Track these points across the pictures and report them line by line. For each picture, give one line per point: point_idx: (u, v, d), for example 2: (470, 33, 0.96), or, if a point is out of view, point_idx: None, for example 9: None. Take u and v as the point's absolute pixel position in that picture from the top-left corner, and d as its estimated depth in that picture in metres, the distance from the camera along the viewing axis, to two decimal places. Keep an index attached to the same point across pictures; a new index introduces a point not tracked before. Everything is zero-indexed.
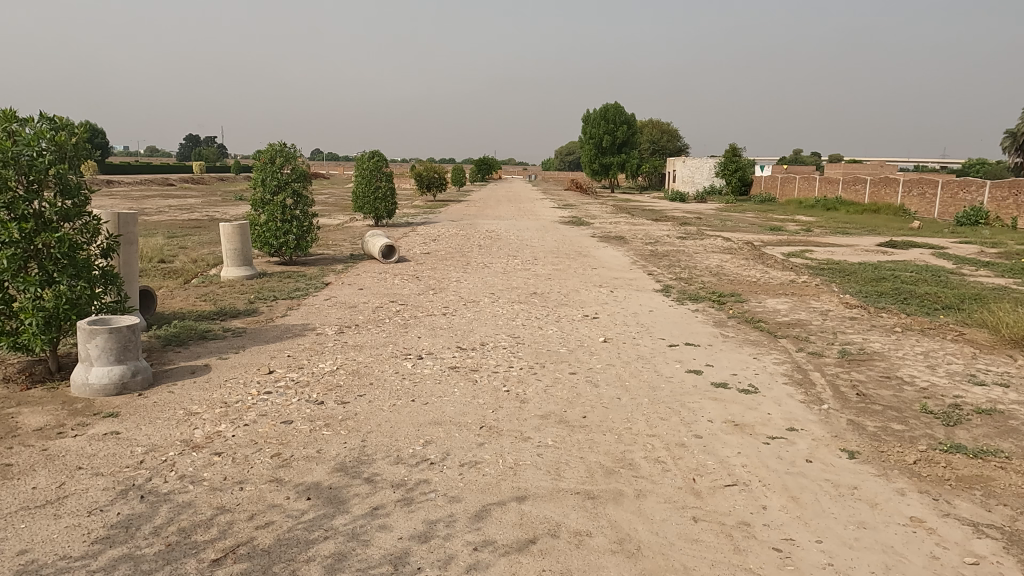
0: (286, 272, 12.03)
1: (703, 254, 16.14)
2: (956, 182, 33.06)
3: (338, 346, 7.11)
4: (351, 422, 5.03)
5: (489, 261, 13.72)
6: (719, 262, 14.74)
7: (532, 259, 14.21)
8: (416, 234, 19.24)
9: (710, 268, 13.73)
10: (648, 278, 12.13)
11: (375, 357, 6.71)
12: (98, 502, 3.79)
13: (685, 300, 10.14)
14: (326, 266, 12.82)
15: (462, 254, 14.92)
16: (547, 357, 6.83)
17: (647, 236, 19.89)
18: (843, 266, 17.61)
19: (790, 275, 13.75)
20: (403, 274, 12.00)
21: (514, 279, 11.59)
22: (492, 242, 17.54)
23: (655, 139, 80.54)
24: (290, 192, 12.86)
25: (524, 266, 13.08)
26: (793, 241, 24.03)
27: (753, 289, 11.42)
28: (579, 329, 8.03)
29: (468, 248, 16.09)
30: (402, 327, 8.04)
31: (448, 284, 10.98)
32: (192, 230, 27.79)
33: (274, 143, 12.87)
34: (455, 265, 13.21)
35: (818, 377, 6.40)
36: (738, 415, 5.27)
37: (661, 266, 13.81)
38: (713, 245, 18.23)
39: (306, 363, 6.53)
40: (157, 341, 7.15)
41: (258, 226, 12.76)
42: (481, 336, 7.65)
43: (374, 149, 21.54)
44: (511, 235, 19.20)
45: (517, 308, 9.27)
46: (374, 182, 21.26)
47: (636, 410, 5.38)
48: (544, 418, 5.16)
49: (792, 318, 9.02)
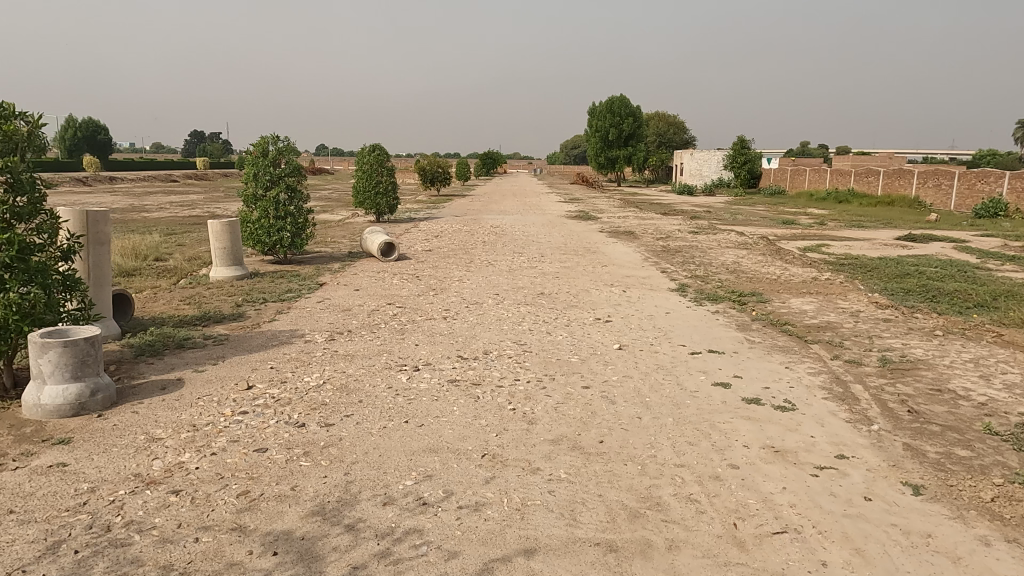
0: (279, 272, 11.43)
1: (718, 249, 15.47)
2: (973, 172, 32.23)
3: (327, 357, 6.47)
4: (334, 450, 4.39)
5: (494, 259, 13.08)
6: (735, 258, 14.06)
7: (539, 255, 13.57)
8: (418, 230, 18.63)
9: (726, 265, 13.06)
10: (662, 276, 11.47)
11: (366, 369, 6.06)
12: (23, 560, 3.16)
13: (704, 301, 9.46)
14: (322, 265, 12.22)
15: (466, 251, 14.27)
16: (557, 368, 6.17)
17: (658, 231, 19.20)
18: (862, 260, 16.92)
19: (811, 271, 13.06)
20: (403, 273, 11.37)
21: (519, 278, 10.94)
22: (497, 238, 16.88)
23: (662, 132, 79.78)
24: (284, 186, 12.26)
25: (531, 264, 12.44)
26: (808, 234, 23.31)
27: (775, 287, 10.74)
28: (591, 334, 7.39)
29: (472, 245, 15.44)
30: (398, 333, 7.40)
31: (451, 284, 10.35)
32: (192, 227, 27.30)
33: (267, 135, 12.26)
34: (458, 263, 12.58)
35: (861, 390, 5.71)
36: (778, 439, 4.60)
37: (676, 263, 13.14)
38: (727, 240, 17.55)
39: (290, 377, 5.89)
40: (129, 351, 6.54)
41: (250, 222, 12.11)
42: (486, 343, 7.01)
43: (374, 144, 20.89)
44: (517, 231, 18.56)
45: (523, 310, 8.62)
46: (375, 179, 20.67)
47: (661, 432, 4.72)
48: (555, 443, 4.50)
49: (821, 321, 8.34)
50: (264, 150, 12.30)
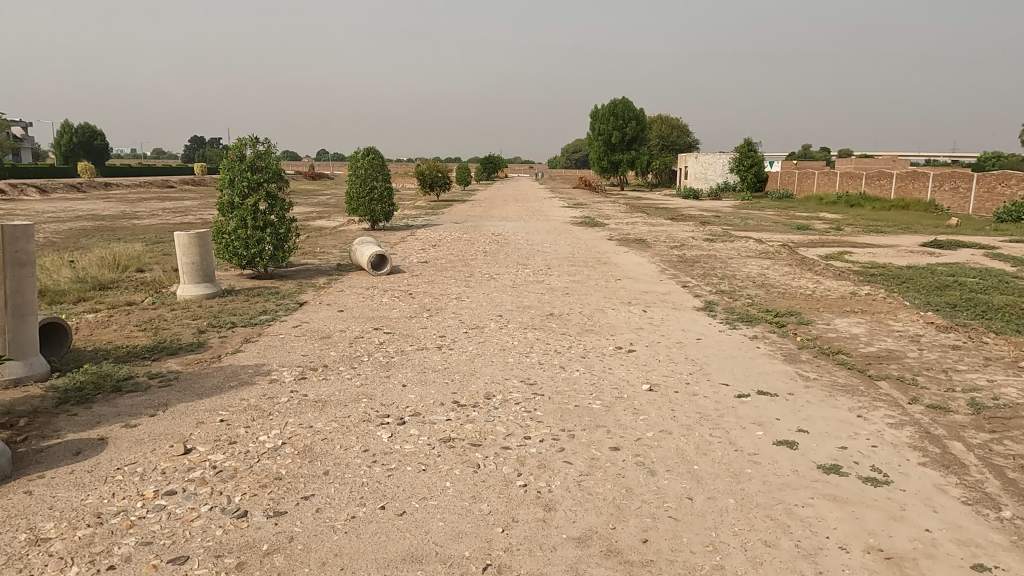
0: (257, 289, 10.26)
1: (739, 259, 14.27)
2: (993, 175, 31.03)
3: (294, 404, 5.27)
4: (280, 560, 3.18)
5: (496, 272, 11.91)
6: (759, 269, 12.88)
7: (545, 267, 12.37)
8: (414, 239, 17.43)
9: (751, 277, 11.88)
10: (684, 292, 10.28)
11: (340, 423, 4.86)
12: None
13: (737, 322, 8.27)
14: (305, 280, 11.04)
15: (466, 263, 13.10)
16: (577, 419, 4.97)
17: (671, 238, 17.97)
18: (892, 269, 15.74)
19: (845, 284, 11.87)
20: (394, 290, 10.18)
21: (524, 296, 9.72)
22: (499, 248, 15.71)
23: (665, 136, 78.81)
24: (264, 192, 11.07)
25: (538, 278, 11.26)
26: (827, 241, 22.14)
27: (813, 304, 9.55)
28: (613, 370, 6.19)
29: (472, 255, 14.25)
30: (383, 369, 6.21)
31: (448, 303, 9.16)
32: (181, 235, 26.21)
33: (244, 137, 11.10)
34: (457, 277, 11.40)
35: (964, 451, 4.50)
36: (885, 537, 3.39)
37: (696, 276, 11.95)
38: (746, 248, 16.38)
39: (243, 434, 4.69)
40: (52, 397, 5.34)
41: (227, 233, 10.91)
42: (488, 383, 5.80)
43: (369, 147, 19.64)
44: (521, 239, 17.39)
45: (531, 336, 7.43)
46: (369, 185, 19.44)
47: (724, 525, 3.51)
48: (583, 548, 3.29)
49: (879, 349, 7.13)
50: (241, 153, 11.10)
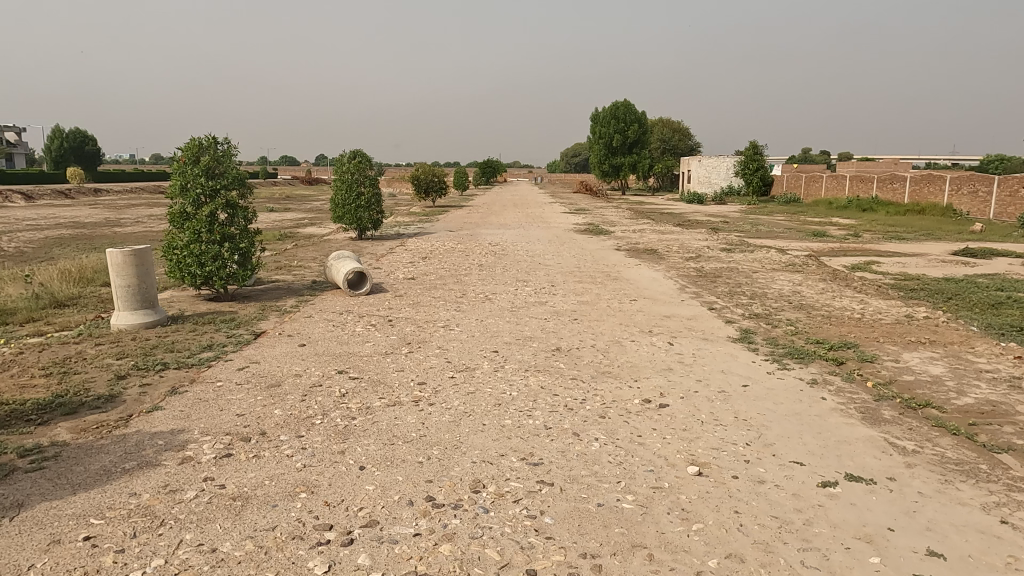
0: (210, 315, 8.72)
1: (764, 272, 12.79)
2: (1015, 178, 29.50)
3: (202, 505, 3.73)
4: None
5: (493, 290, 10.41)
6: (791, 285, 11.37)
7: (548, 285, 10.84)
8: (404, 250, 15.89)
9: (784, 296, 10.38)
10: (711, 316, 8.77)
11: (259, 545, 3.33)
12: None
13: (787, 360, 6.75)
14: (271, 303, 9.52)
15: (458, 279, 11.59)
16: (605, 534, 3.43)
17: (684, 248, 16.49)
18: (931, 282, 14.26)
19: (892, 302, 10.38)
20: (372, 315, 8.67)
21: (524, 324, 8.18)
22: (497, 260, 14.22)
23: (667, 139, 77.35)
24: (221, 202, 9.48)
25: (540, 298, 9.76)
26: (848, 249, 20.67)
27: (868, 332, 8.04)
28: (645, 439, 4.67)
29: (465, 270, 12.71)
30: (340, 438, 4.68)
31: (433, 334, 7.64)
32: None
33: (200, 138, 9.56)
34: (447, 297, 9.89)
35: None
36: None
37: (721, 294, 10.45)
38: (769, 258, 14.89)
39: (110, 568, 3.14)
40: None
41: (178, 249, 9.34)
42: (476, 463, 4.28)
43: (356, 149, 18.22)
44: (520, 250, 15.89)
45: (534, 383, 5.91)
46: (355, 191, 17.96)
47: None
48: None
49: (976, 399, 5.62)
50: (195, 156, 9.49)
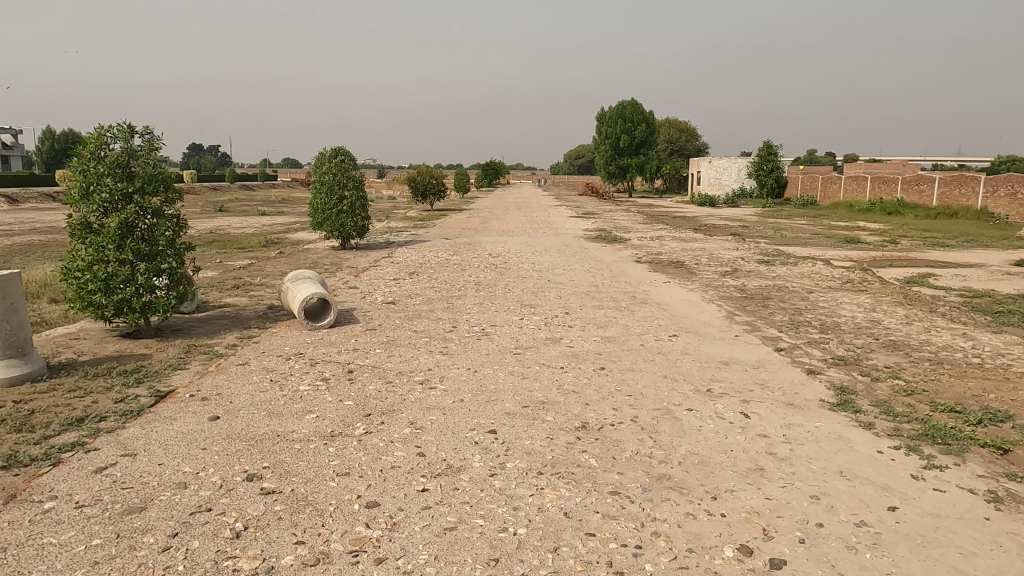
0: (113, 361, 6.51)
1: (821, 291, 10.58)
2: None
3: None
4: None
5: (492, 321, 8.21)
6: (862, 311, 9.16)
7: (560, 313, 8.65)
8: (390, 263, 13.69)
9: (862, 328, 8.16)
10: (783, 363, 6.55)
11: None
12: None
13: (929, 447, 4.52)
14: (203, 342, 7.31)
15: (450, 303, 9.40)
16: None
17: (714, 260, 14.30)
18: (1012, 302, 12.03)
19: (999, 335, 8.16)
20: (330, 362, 6.47)
21: (533, 379, 5.96)
22: (497, 275, 12.04)
23: (674, 140, 75.12)
24: (134, 209, 7.24)
25: (552, 334, 7.56)
26: (891, 259, 18.46)
27: (1010, 390, 5.80)
28: None
29: (459, 289, 10.53)
30: None
31: (405, 398, 5.44)
32: None
33: (112, 126, 7.33)
34: (432, 332, 7.70)
35: None
36: None
37: (782, 326, 8.23)
38: (817, 273, 12.70)
39: None
40: None
41: (76, 269, 7.10)
42: None
43: (339, 146, 16.01)
44: (526, 262, 13.71)
45: (553, 503, 3.69)
46: (337, 194, 15.82)
47: None
48: None
49: None
50: (101, 149, 7.25)
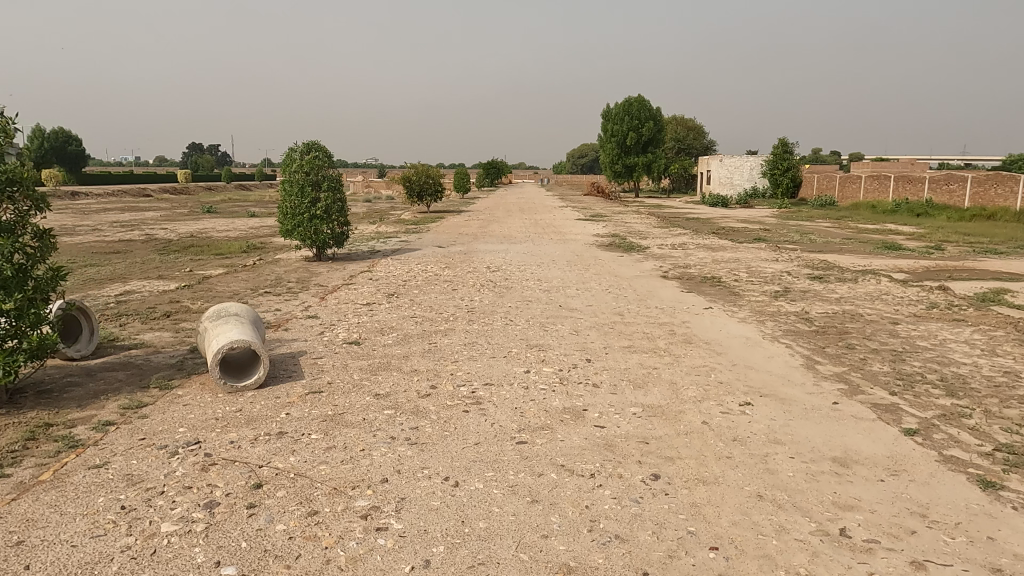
0: None
1: (909, 323, 8.28)
2: None
3: None
4: None
5: (485, 377, 5.94)
6: (983, 355, 6.84)
7: (579, 363, 6.37)
8: (368, 280, 11.43)
9: (1003, 386, 5.85)
10: (934, 463, 4.24)
11: None
12: None
13: None
14: (66, 417, 5.04)
15: (432, 343, 7.13)
16: None
17: (754, 275, 12.02)
18: None
19: None
20: (233, 464, 4.20)
21: (548, 506, 3.66)
22: (497, 298, 9.77)
23: (681, 138, 72.76)
24: None
25: (571, 404, 5.28)
26: (949, 270, 16.13)
27: None
28: None
29: (446, 320, 8.26)
30: None
31: (328, 560, 3.15)
32: (92, 270, 20.56)
33: None
34: (400, 397, 5.42)
35: None
36: None
37: (889, 382, 5.93)
38: (887, 294, 10.40)
39: None
40: None
41: None
42: None
43: (312, 141, 13.87)
44: (530, 278, 11.46)
45: None
46: (309, 197, 13.59)
47: None
48: None
49: None
50: None
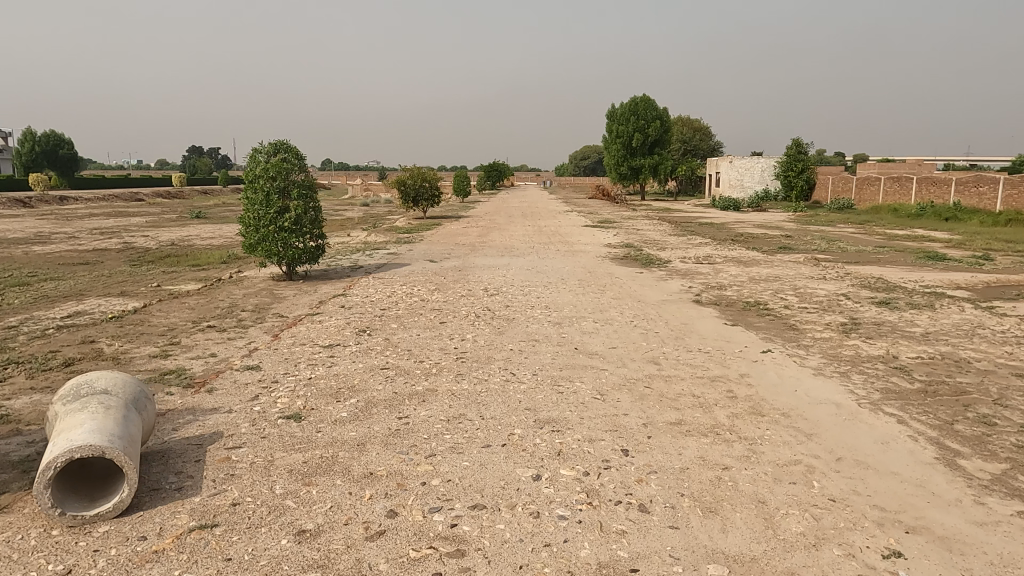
0: None
1: None
2: None
3: None
4: None
5: (473, 491, 3.92)
6: None
7: (611, 460, 4.34)
8: (339, 307, 9.44)
9: None
10: None
11: None
12: None
13: None
14: None
15: (403, 417, 5.10)
16: None
17: (805, 298, 10.00)
18: None
19: None
20: None
21: None
22: (495, 335, 7.76)
23: (688, 139, 70.77)
24: None
25: (608, 557, 3.25)
26: (1014, 285, 14.06)
27: None
28: None
29: (426, 374, 6.25)
30: None
31: None
32: (51, 285, 18.62)
33: None
34: (336, 540, 3.40)
35: None
36: None
37: None
38: (981, 325, 8.35)
39: None
40: None
41: None
42: None
43: (279, 141, 11.90)
44: (535, 304, 9.46)
45: None
46: (277, 206, 11.60)
47: None
48: None
49: None
50: None
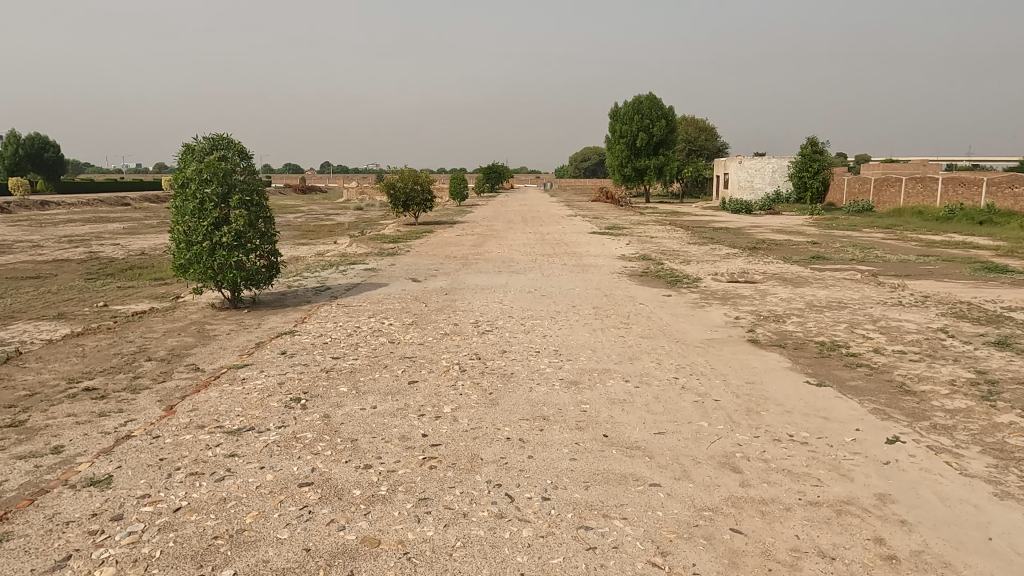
0: None
1: None
2: None
3: None
4: None
5: None
6: None
7: None
8: (278, 355, 7.01)
9: None
10: None
11: None
12: None
13: None
14: None
15: None
16: None
17: (895, 337, 7.56)
18: None
19: None
20: None
21: None
22: (483, 408, 5.32)
23: (693, 139, 68.31)
24: None
25: None
26: None
27: None
28: None
29: (365, 499, 3.83)
30: None
31: None
32: None
33: None
34: None
35: None
36: None
37: None
38: None
39: None
40: None
41: None
42: None
43: (219, 137, 9.61)
44: (538, 350, 7.02)
45: None
46: (215, 216, 9.20)
47: None
48: None
49: None
50: None
